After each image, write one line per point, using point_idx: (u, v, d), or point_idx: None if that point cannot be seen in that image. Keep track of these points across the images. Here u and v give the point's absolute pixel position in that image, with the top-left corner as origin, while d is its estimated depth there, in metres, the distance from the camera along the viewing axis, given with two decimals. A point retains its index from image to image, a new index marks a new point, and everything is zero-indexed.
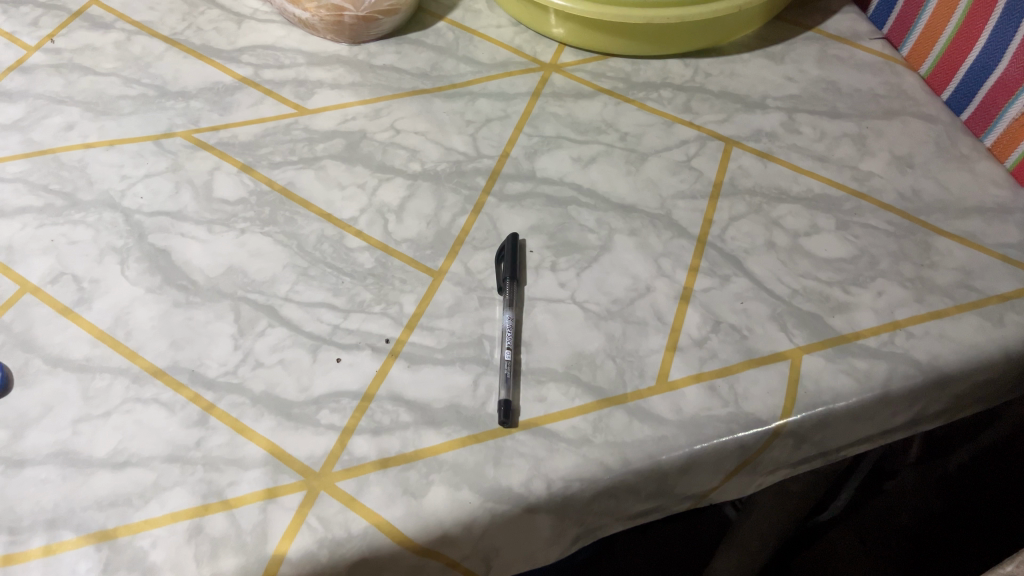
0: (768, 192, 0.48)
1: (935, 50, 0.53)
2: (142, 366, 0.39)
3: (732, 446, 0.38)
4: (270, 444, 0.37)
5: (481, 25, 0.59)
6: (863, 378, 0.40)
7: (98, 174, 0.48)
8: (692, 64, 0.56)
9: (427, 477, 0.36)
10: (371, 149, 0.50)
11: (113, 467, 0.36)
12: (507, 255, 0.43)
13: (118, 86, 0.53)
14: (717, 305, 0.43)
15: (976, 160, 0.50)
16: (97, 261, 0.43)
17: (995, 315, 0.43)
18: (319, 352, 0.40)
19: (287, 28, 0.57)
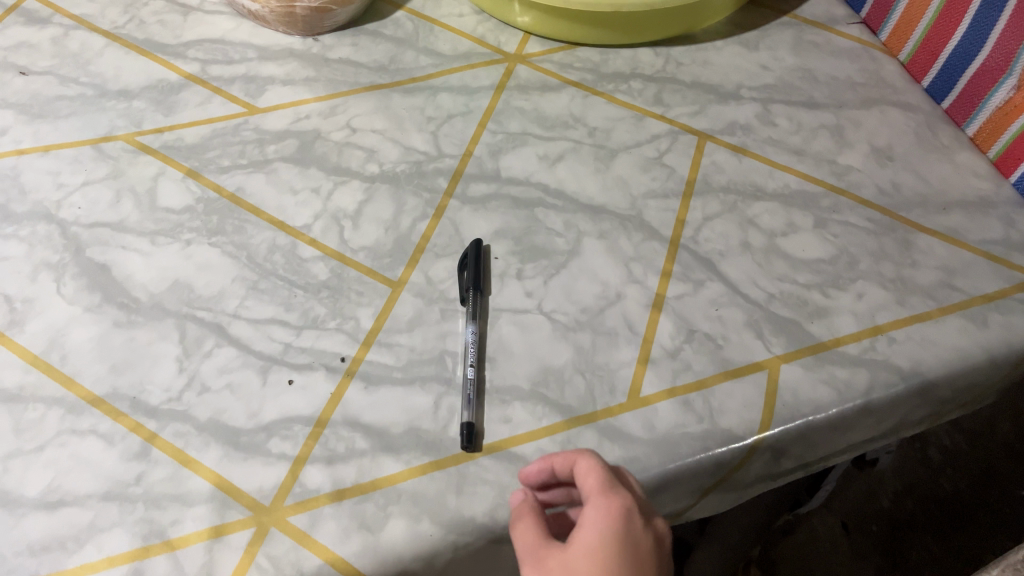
0: (743, 189, 0.46)
1: (914, 36, 0.51)
2: (78, 394, 0.37)
3: (708, 464, 0.36)
4: (217, 476, 0.34)
5: (442, 14, 0.56)
6: (844, 388, 0.38)
7: (33, 183, 0.45)
8: (663, 53, 0.54)
9: (385, 510, 0.34)
10: (325, 150, 0.47)
11: (47, 507, 0.33)
12: (470, 264, 0.41)
13: (54, 86, 0.49)
14: (691, 312, 0.41)
15: (957, 150, 0.48)
16: (31, 279, 0.41)
17: (979, 317, 0.41)
18: (270, 373, 0.38)
19: (236, 20, 0.54)
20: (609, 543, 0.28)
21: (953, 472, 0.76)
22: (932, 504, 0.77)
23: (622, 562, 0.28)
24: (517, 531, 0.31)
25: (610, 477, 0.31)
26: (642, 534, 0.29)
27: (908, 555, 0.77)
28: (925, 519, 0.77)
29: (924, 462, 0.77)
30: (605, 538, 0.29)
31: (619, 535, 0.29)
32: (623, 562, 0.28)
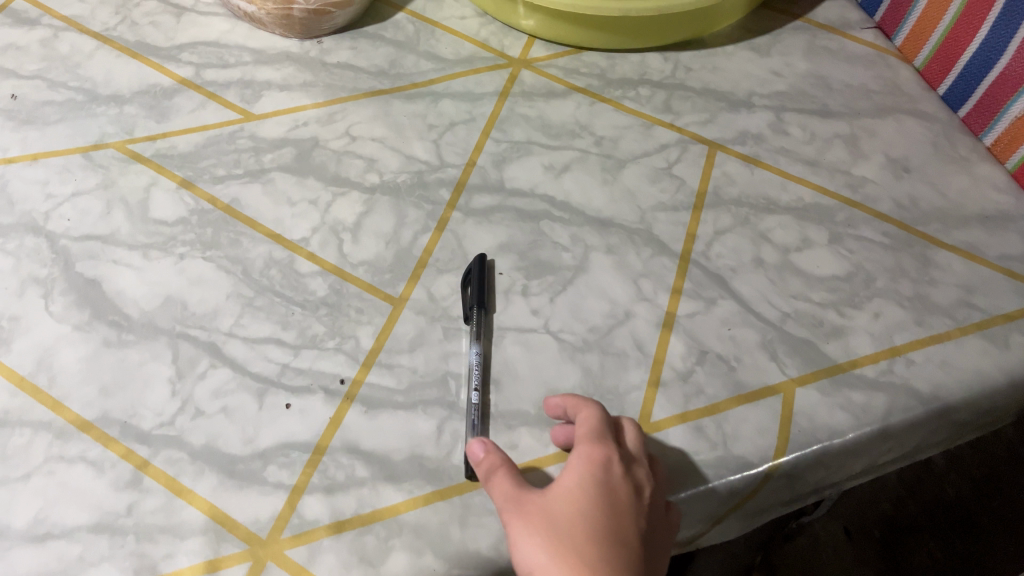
0: (755, 202, 0.45)
1: (930, 42, 0.50)
2: (67, 419, 0.35)
3: (721, 492, 0.35)
4: (211, 507, 0.33)
5: (443, 16, 0.54)
6: (861, 413, 0.37)
7: (20, 194, 0.43)
8: (671, 58, 0.52)
9: (386, 543, 0.32)
10: (323, 159, 0.46)
11: (34, 540, 0.32)
12: (474, 280, 0.40)
13: (43, 90, 0.48)
14: (703, 332, 0.39)
15: (974, 162, 0.47)
16: (18, 295, 0.39)
17: (1000, 337, 0.40)
18: (266, 396, 0.36)
19: (232, 22, 0.52)
20: (587, 487, 0.30)
21: (958, 477, 0.75)
22: (938, 511, 0.74)
23: (597, 504, 0.30)
24: (492, 478, 0.31)
25: (605, 429, 0.32)
26: (623, 482, 0.31)
27: (909, 560, 0.73)
28: (929, 523, 0.74)
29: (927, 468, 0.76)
30: (584, 484, 0.30)
31: (598, 481, 0.30)
32: (598, 503, 0.30)
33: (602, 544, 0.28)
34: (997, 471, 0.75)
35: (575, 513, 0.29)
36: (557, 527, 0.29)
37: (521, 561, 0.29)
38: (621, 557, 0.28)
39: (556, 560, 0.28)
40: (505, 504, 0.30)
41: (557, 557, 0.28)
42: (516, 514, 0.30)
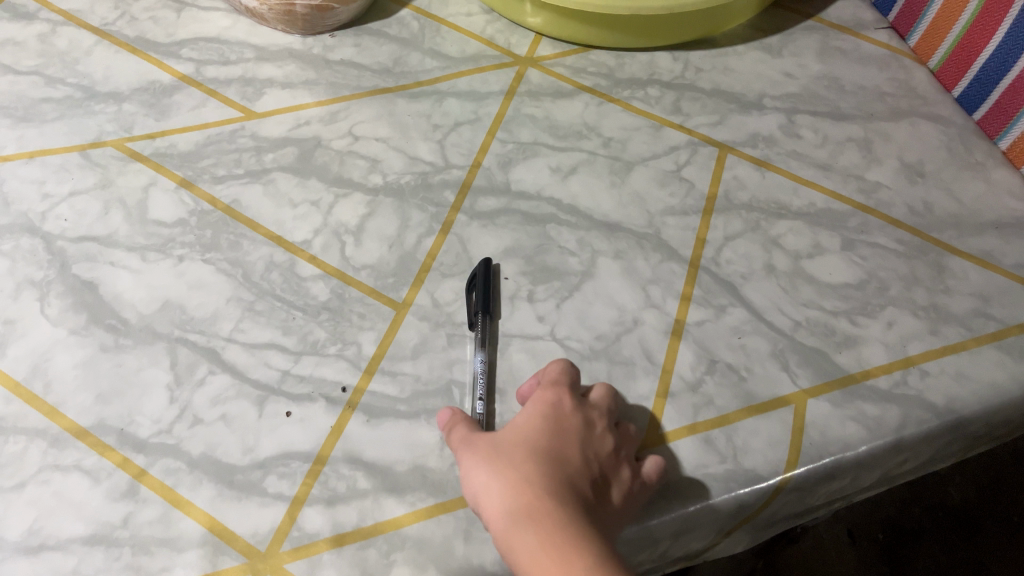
0: (766, 206, 0.44)
1: (946, 43, 0.49)
2: (62, 426, 0.34)
3: (730, 506, 0.34)
4: (209, 518, 0.32)
5: (449, 13, 0.53)
6: (875, 426, 0.36)
7: (16, 193, 0.42)
8: (681, 58, 0.51)
9: (388, 557, 0.32)
10: (326, 159, 0.45)
11: (28, 552, 0.31)
12: (478, 286, 0.39)
13: (40, 87, 0.47)
14: (713, 341, 0.38)
15: (990, 167, 0.46)
16: (14, 298, 0.38)
17: (1016, 348, 0.39)
18: (267, 405, 0.36)
19: (233, 17, 0.52)
20: (532, 420, 0.32)
21: (962, 480, 0.75)
22: (941, 514, 0.74)
23: (539, 429, 0.32)
24: (452, 430, 0.34)
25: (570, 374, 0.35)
26: (570, 415, 0.33)
27: (912, 563, 0.72)
28: (932, 527, 0.73)
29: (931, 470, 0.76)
30: (529, 417, 0.32)
31: (543, 413, 0.32)
32: (540, 429, 0.32)
33: (538, 460, 0.30)
34: (1002, 475, 0.75)
35: (517, 440, 0.31)
36: (499, 453, 0.31)
37: (470, 491, 0.31)
38: (557, 471, 0.30)
39: (495, 480, 0.30)
40: (462, 444, 0.33)
41: (495, 476, 0.30)
42: (467, 452, 0.32)
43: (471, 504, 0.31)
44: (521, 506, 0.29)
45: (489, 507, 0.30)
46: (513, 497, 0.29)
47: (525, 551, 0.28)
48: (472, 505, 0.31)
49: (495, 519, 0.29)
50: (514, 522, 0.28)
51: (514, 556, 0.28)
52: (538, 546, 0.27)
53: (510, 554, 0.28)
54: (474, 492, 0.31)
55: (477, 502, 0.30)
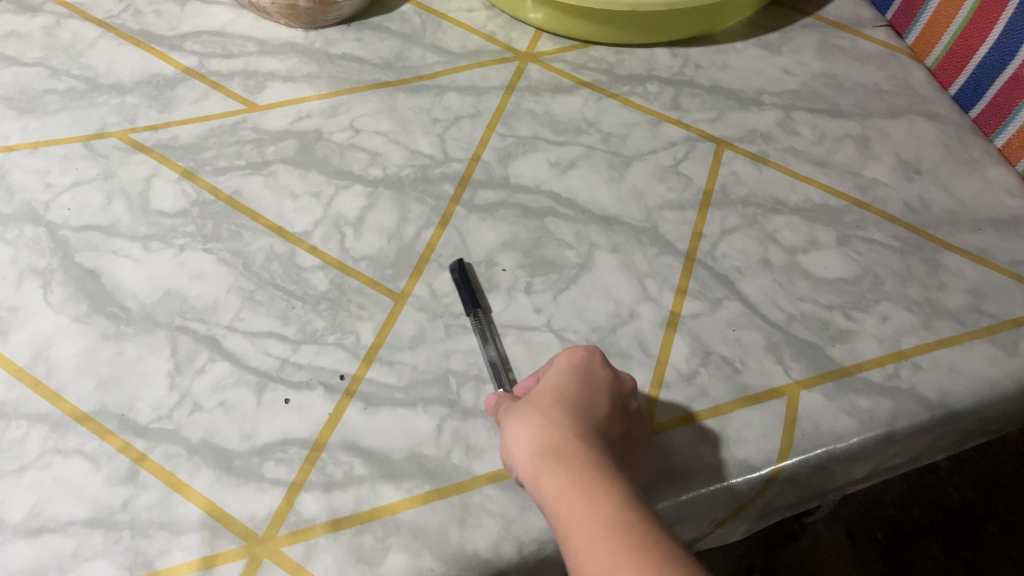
0: (763, 202, 0.44)
1: (943, 41, 0.49)
2: (64, 411, 0.35)
3: (722, 494, 0.35)
4: (207, 502, 0.33)
5: (450, 8, 0.53)
6: (867, 419, 0.36)
7: (20, 183, 0.43)
8: (681, 55, 0.51)
9: (384, 542, 0.32)
10: (327, 152, 0.45)
11: (28, 534, 0.32)
12: (461, 283, 0.39)
13: (44, 79, 0.47)
14: (708, 334, 0.39)
15: (986, 165, 0.46)
16: (16, 285, 0.39)
17: (1009, 344, 0.39)
18: (265, 392, 0.36)
19: (236, 11, 0.52)
20: (562, 372, 0.33)
21: (962, 480, 0.75)
22: (941, 514, 0.74)
23: (570, 380, 0.32)
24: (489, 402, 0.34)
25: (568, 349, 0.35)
26: (601, 371, 0.33)
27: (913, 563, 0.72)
28: (932, 526, 0.73)
29: (930, 470, 0.76)
30: (560, 369, 0.33)
31: (573, 365, 0.33)
32: (572, 381, 0.32)
33: (569, 408, 0.31)
34: (1003, 476, 0.75)
35: (547, 390, 0.32)
36: (530, 402, 0.32)
37: (502, 441, 0.32)
38: (588, 419, 0.31)
39: (526, 425, 0.31)
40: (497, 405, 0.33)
41: (526, 421, 0.31)
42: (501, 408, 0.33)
43: (503, 454, 0.32)
44: (553, 446, 0.29)
45: (519, 449, 0.30)
46: (544, 439, 0.30)
47: (553, 488, 0.28)
48: (503, 453, 0.32)
49: (525, 459, 0.30)
50: (544, 460, 0.29)
51: (543, 494, 0.29)
52: (567, 483, 0.28)
53: (540, 494, 0.29)
54: (505, 439, 0.31)
55: (508, 448, 0.31)
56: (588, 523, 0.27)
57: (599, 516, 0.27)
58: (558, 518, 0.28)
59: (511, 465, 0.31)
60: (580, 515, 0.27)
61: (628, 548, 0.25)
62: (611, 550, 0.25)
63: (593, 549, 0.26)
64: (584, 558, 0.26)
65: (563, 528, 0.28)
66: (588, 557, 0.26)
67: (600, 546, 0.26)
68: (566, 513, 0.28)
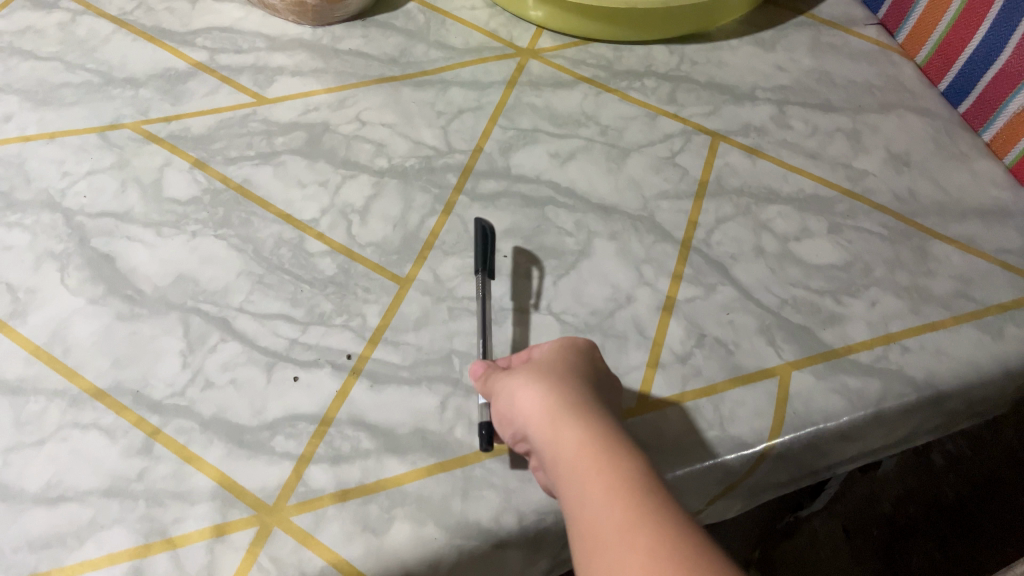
0: (757, 192, 0.45)
1: (933, 39, 0.50)
2: (81, 387, 0.36)
3: (716, 470, 0.36)
4: (219, 474, 0.34)
5: (453, 6, 0.55)
6: (856, 398, 0.38)
7: (37, 171, 0.44)
8: (677, 51, 0.53)
9: (389, 512, 0.33)
10: (334, 143, 0.47)
11: (46, 502, 0.33)
12: (479, 246, 0.39)
13: (60, 72, 0.49)
14: (702, 317, 0.40)
15: (974, 158, 0.48)
16: (34, 269, 0.40)
17: (994, 328, 0.40)
18: (275, 370, 0.37)
19: (245, 9, 0.54)
20: (565, 351, 0.35)
21: (955, 478, 0.76)
22: (934, 511, 0.76)
23: (574, 359, 0.34)
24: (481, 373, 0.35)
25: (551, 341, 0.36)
26: (596, 358, 0.35)
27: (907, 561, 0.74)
28: (927, 524, 0.75)
29: (925, 468, 0.77)
30: (564, 349, 0.35)
31: (576, 349, 0.35)
32: (579, 361, 0.34)
33: (578, 380, 0.33)
34: (996, 474, 0.76)
35: (557, 363, 0.34)
36: (540, 369, 0.33)
37: (505, 399, 0.33)
38: (594, 393, 0.33)
39: (538, 385, 0.32)
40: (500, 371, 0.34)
41: (538, 382, 0.32)
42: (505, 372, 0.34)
43: (505, 412, 0.33)
44: (569, 408, 0.31)
45: (530, 405, 0.32)
46: (561, 402, 0.31)
47: (571, 443, 0.30)
48: (507, 409, 0.33)
49: (537, 415, 0.31)
50: (563, 420, 0.31)
51: (555, 448, 0.30)
52: (585, 441, 0.30)
53: (557, 449, 0.30)
54: (512, 395, 0.32)
55: (514, 404, 0.32)
56: (609, 475, 0.28)
57: (619, 470, 0.28)
58: (573, 470, 0.29)
59: (514, 422, 0.32)
60: (599, 467, 0.28)
61: (649, 500, 0.27)
62: (632, 499, 0.27)
63: (613, 497, 0.27)
64: (601, 504, 0.27)
65: (575, 479, 0.29)
66: (605, 504, 0.27)
67: (621, 495, 0.27)
68: (583, 465, 0.29)
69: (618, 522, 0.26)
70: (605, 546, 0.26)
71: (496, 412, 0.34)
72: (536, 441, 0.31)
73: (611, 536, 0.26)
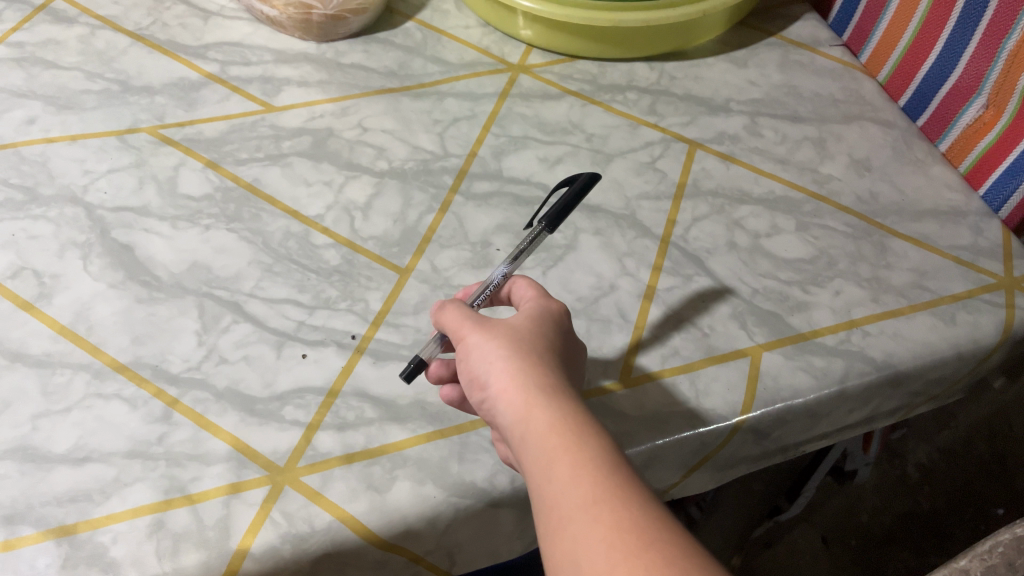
0: (731, 194, 0.49)
1: (892, 58, 0.55)
2: (104, 362, 0.39)
3: (693, 441, 0.39)
4: (234, 439, 0.37)
5: (449, 25, 0.59)
6: (821, 376, 0.41)
7: (60, 169, 0.47)
8: (657, 68, 0.57)
9: (392, 473, 0.36)
10: (338, 146, 0.50)
11: (74, 462, 0.35)
12: (575, 187, 0.39)
13: (81, 80, 0.52)
14: (680, 303, 0.43)
15: (930, 164, 0.52)
16: (59, 256, 0.43)
17: (947, 314, 0.44)
18: (284, 348, 0.40)
19: (254, 25, 0.57)
20: (539, 317, 0.34)
21: (931, 490, 0.77)
22: (910, 521, 0.79)
23: (546, 327, 0.33)
24: (449, 321, 0.34)
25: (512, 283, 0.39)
26: (566, 326, 0.34)
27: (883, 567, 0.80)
28: (901, 534, 0.79)
29: (903, 481, 0.79)
30: (534, 315, 0.34)
31: (547, 316, 0.34)
32: (548, 329, 0.33)
33: (550, 354, 0.32)
34: (971, 486, 0.73)
35: (528, 330, 0.33)
36: (513, 334, 0.32)
37: (477, 362, 0.32)
38: (562, 368, 0.32)
39: (512, 353, 0.31)
40: (469, 332, 0.33)
41: (513, 350, 0.31)
42: (477, 330, 0.33)
43: (474, 375, 0.32)
44: (541, 383, 0.30)
45: (500, 372, 0.31)
46: (532, 376, 0.30)
47: (540, 416, 0.29)
48: (478, 376, 0.32)
49: (507, 388, 0.30)
50: (535, 396, 0.30)
51: (524, 420, 0.29)
52: (556, 416, 0.29)
53: (525, 423, 0.29)
54: (486, 360, 0.31)
55: (485, 369, 0.31)
56: (577, 452, 0.28)
57: (587, 449, 0.28)
58: (540, 446, 0.29)
59: (482, 387, 0.31)
60: (567, 446, 0.28)
61: (614, 480, 0.27)
62: (600, 479, 0.27)
63: (580, 475, 0.27)
64: (567, 482, 0.27)
65: (541, 452, 0.28)
66: (572, 481, 0.27)
67: (588, 474, 0.27)
68: (552, 440, 0.28)
69: (583, 500, 0.26)
70: (569, 523, 0.26)
71: (464, 372, 0.33)
72: (503, 410, 0.30)
73: (575, 513, 0.26)
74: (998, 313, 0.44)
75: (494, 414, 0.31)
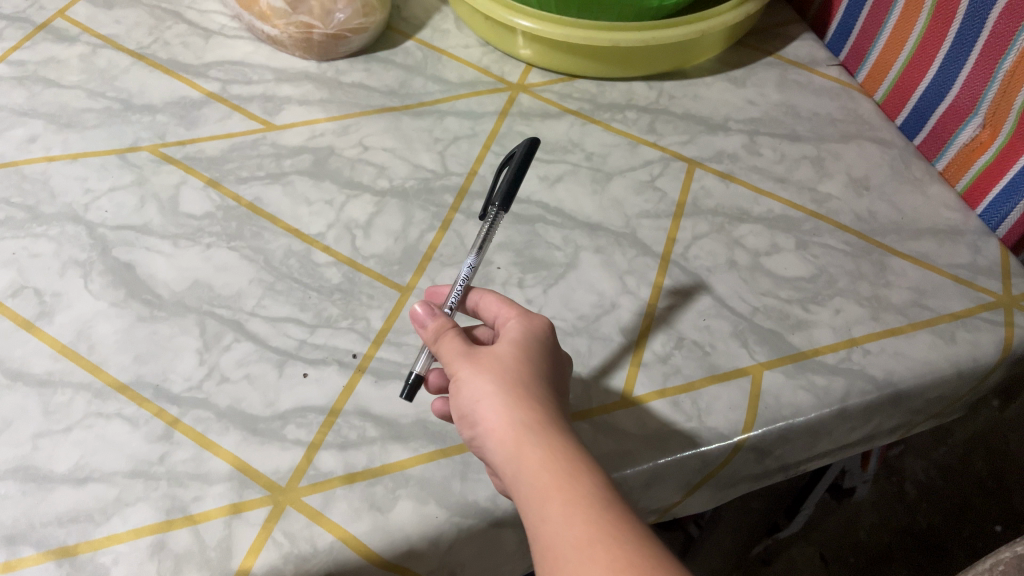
0: (731, 212, 0.49)
1: (890, 78, 0.55)
2: (105, 381, 0.39)
3: (695, 461, 0.39)
4: (236, 458, 0.36)
5: (449, 45, 0.60)
6: (822, 394, 0.41)
7: (61, 187, 0.47)
8: (656, 88, 0.58)
9: (393, 492, 0.36)
10: (338, 165, 0.50)
11: (74, 482, 0.35)
12: (515, 165, 0.38)
13: (83, 99, 0.52)
14: (681, 322, 0.44)
15: (928, 183, 0.52)
16: (60, 274, 0.43)
17: (947, 333, 0.44)
18: (285, 366, 0.40)
19: (255, 44, 0.58)
20: (525, 341, 0.33)
21: (929, 507, 0.78)
22: (908, 537, 0.79)
23: (532, 351, 0.33)
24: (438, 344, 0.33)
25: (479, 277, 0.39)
26: (552, 344, 0.34)
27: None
28: (899, 550, 0.79)
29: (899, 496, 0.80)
30: (519, 337, 0.34)
31: (533, 336, 0.34)
32: (535, 352, 0.33)
33: (539, 382, 0.32)
34: (967, 502, 0.76)
35: (514, 357, 0.33)
36: (500, 362, 0.32)
37: (465, 394, 0.32)
38: (551, 395, 0.32)
39: (501, 387, 0.31)
40: (455, 360, 0.33)
41: (501, 383, 0.31)
42: (463, 358, 0.33)
43: (464, 408, 0.32)
44: (531, 418, 0.30)
45: (491, 408, 0.31)
46: (522, 412, 0.30)
47: (531, 454, 0.29)
48: (467, 411, 0.32)
49: (499, 426, 0.30)
50: (526, 433, 0.30)
51: (516, 458, 0.30)
52: (547, 454, 0.29)
53: (517, 460, 0.30)
54: (475, 395, 0.31)
55: (474, 403, 0.31)
56: (570, 492, 0.28)
57: (579, 486, 0.28)
58: (535, 485, 0.29)
59: (473, 421, 0.31)
60: (560, 486, 0.28)
61: (608, 518, 0.27)
62: (595, 520, 0.27)
63: (573, 512, 0.28)
64: (562, 522, 0.27)
65: (535, 491, 0.29)
66: (567, 521, 0.28)
67: (583, 514, 0.27)
68: (543, 479, 0.29)
69: (579, 542, 0.27)
70: (564, 563, 0.27)
71: (453, 402, 0.33)
72: (494, 445, 0.31)
73: (572, 554, 0.27)
74: (998, 331, 0.44)
75: (485, 447, 0.31)
